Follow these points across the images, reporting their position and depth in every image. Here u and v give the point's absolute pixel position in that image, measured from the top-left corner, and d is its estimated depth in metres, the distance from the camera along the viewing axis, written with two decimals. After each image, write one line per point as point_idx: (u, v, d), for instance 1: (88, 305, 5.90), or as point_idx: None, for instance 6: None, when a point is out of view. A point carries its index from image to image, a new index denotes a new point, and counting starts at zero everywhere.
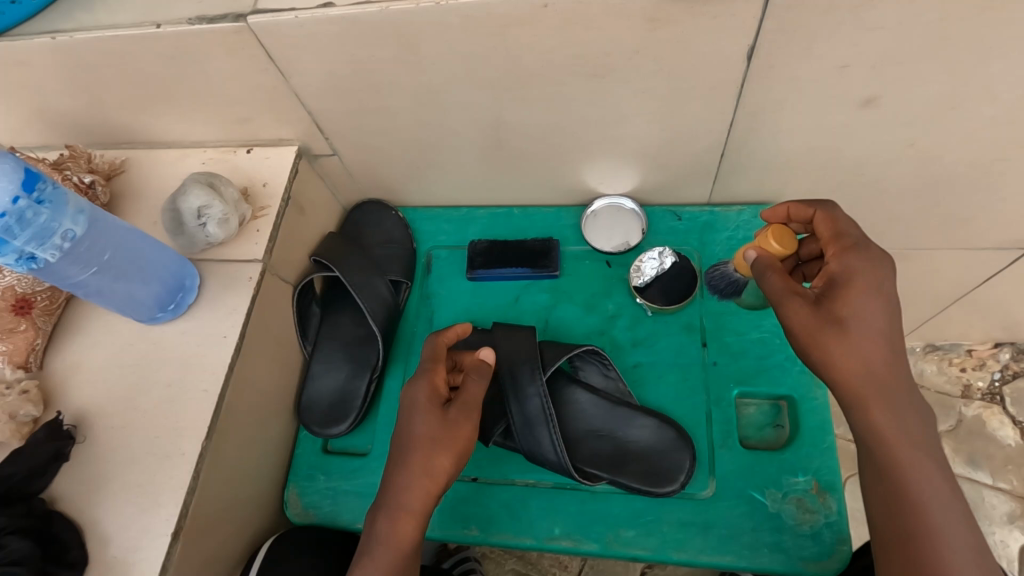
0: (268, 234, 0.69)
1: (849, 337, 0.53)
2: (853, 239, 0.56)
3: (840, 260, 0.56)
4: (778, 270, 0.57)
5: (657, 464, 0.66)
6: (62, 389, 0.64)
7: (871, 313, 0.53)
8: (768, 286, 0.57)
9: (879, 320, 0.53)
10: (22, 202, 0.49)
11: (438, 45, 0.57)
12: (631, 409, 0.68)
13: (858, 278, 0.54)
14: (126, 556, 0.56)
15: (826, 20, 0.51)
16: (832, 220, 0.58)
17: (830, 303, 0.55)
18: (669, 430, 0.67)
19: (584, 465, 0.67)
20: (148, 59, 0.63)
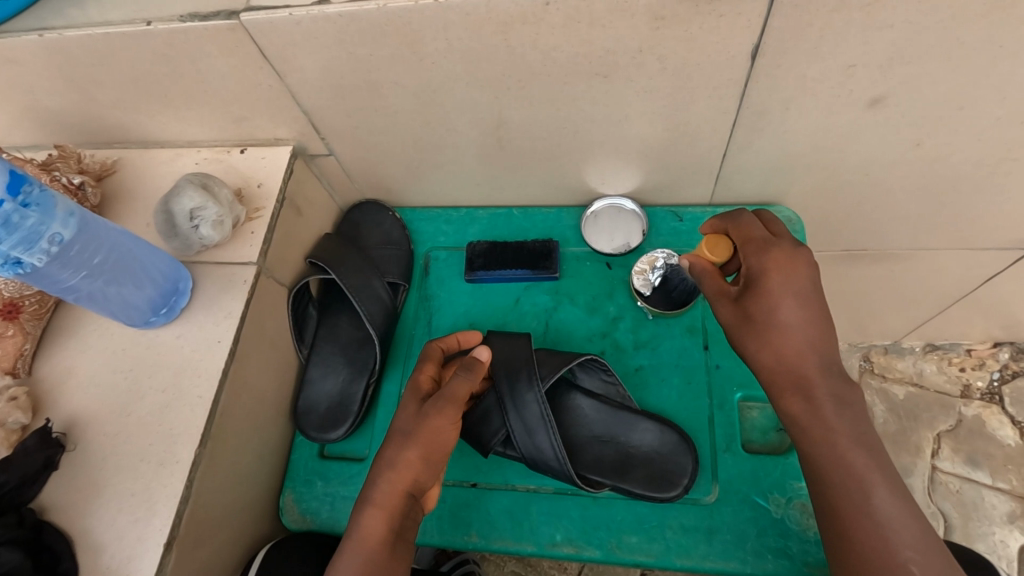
0: (264, 235, 0.67)
1: (760, 333, 0.57)
2: (760, 237, 0.59)
3: (747, 259, 0.59)
4: (708, 275, 0.61)
5: (662, 469, 0.65)
6: (53, 395, 0.62)
7: (775, 310, 0.56)
8: (704, 288, 0.62)
9: (793, 311, 0.56)
10: (8, 206, 0.47)
11: (437, 43, 0.56)
12: (634, 414, 0.67)
13: (762, 280, 0.57)
14: (120, 566, 0.55)
15: (835, 18, 0.50)
16: (743, 222, 0.61)
17: (746, 300, 0.58)
18: (672, 434, 0.66)
19: (587, 472, 0.66)
20: (140, 57, 0.61)
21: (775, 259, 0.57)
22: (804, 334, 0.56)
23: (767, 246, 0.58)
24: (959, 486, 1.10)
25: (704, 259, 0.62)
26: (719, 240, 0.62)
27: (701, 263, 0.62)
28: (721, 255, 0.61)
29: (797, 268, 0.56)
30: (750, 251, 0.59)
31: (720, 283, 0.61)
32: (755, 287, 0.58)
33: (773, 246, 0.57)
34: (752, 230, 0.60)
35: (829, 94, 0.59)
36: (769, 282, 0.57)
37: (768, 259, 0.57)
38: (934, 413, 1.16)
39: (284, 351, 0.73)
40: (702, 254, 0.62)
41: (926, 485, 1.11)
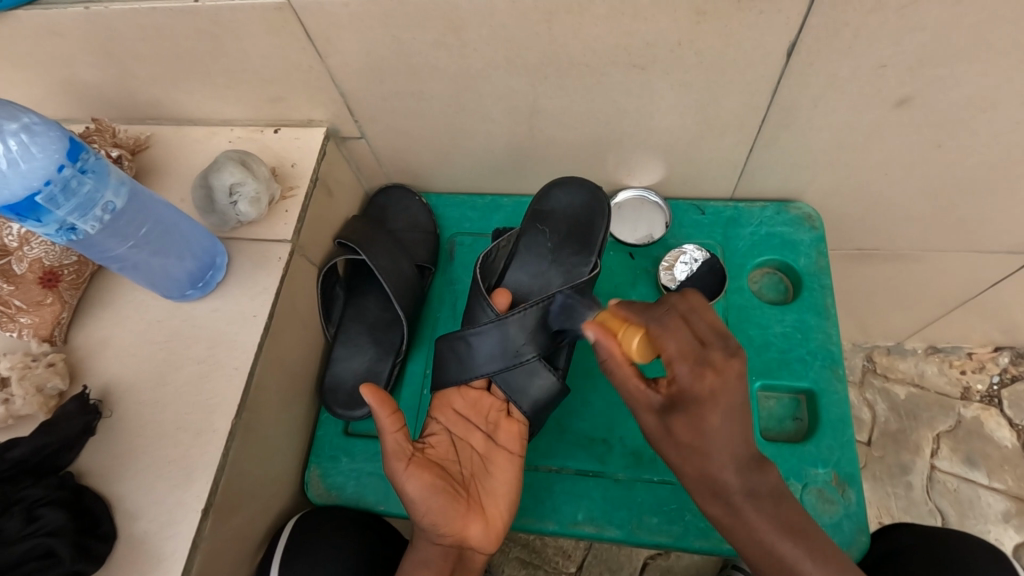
0: (298, 215, 0.69)
1: (708, 447, 0.50)
2: (673, 353, 0.51)
3: (671, 366, 0.51)
4: (617, 363, 0.54)
5: (552, 209, 0.73)
6: (89, 363, 0.63)
7: (727, 426, 0.49)
8: (610, 361, 0.54)
9: (731, 430, 0.49)
10: (67, 171, 0.48)
11: (481, 29, 0.58)
12: (519, 251, 0.74)
13: (691, 393, 0.50)
14: (157, 530, 0.56)
15: (870, 20, 0.52)
16: (666, 331, 0.51)
17: (669, 415, 0.51)
18: (555, 193, 0.73)
19: (574, 262, 0.72)
20: (184, 33, 0.62)
21: (699, 380, 0.49)
22: (732, 445, 0.50)
23: (681, 361, 0.50)
24: (957, 485, 1.11)
25: (614, 344, 0.54)
26: (645, 339, 0.52)
27: (608, 339, 0.54)
28: (639, 354, 0.53)
29: (736, 392, 0.49)
30: (672, 361, 0.51)
31: (681, 367, 0.50)
32: (671, 408, 0.51)
33: (689, 351, 0.50)
34: (668, 346, 0.51)
35: (858, 93, 0.60)
36: (696, 404, 0.49)
37: (699, 384, 0.49)
38: (934, 414, 1.16)
39: (314, 329, 0.75)
40: (616, 338, 0.54)
41: (924, 483, 1.12)
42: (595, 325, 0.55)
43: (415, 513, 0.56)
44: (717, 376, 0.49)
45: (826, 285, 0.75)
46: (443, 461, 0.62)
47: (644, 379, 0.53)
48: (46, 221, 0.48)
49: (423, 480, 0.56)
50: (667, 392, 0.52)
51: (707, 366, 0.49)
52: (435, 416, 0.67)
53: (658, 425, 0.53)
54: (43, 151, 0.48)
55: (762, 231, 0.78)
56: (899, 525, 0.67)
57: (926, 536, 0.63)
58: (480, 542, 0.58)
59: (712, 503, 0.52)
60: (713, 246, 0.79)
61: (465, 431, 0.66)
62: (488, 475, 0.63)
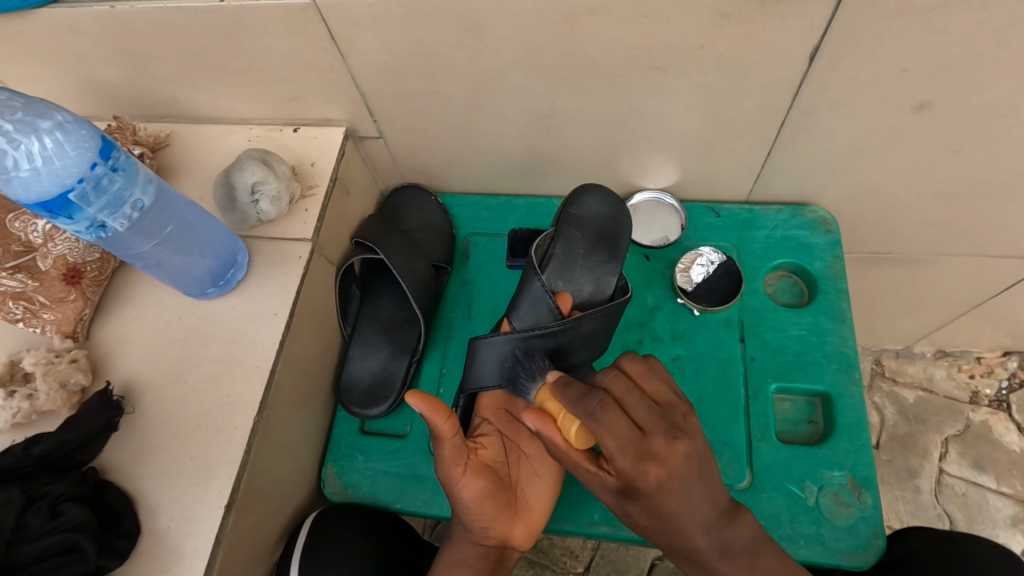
0: (317, 213, 0.69)
1: (673, 524, 0.47)
2: (612, 447, 0.45)
3: (611, 460, 0.45)
4: (559, 449, 0.49)
5: (583, 214, 0.73)
6: (110, 360, 0.64)
7: (687, 500, 0.46)
8: (552, 450, 0.50)
9: (692, 504, 0.46)
10: (99, 169, 0.49)
11: (503, 31, 0.58)
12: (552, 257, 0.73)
13: (645, 485, 0.44)
14: (179, 526, 0.56)
15: (894, 24, 0.53)
16: (601, 426, 0.45)
17: (624, 501, 0.48)
18: (588, 201, 0.73)
19: (603, 274, 0.73)
20: (208, 32, 0.63)
21: (642, 476, 0.44)
22: (706, 504, 0.47)
23: (624, 456, 0.44)
24: (965, 489, 1.11)
25: (558, 437, 0.49)
26: (585, 430, 0.47)
27: (552, 429, 0.49)
28: (580, 441, 0.48)
29: (683, 474, 0.45)
30: (614, 456, 0.45)
31: (619, 458, 0.44)
32: (627, 491, 0.47)
33: (630, 442, 0.45)
34: (605, 441, 0.45)
35: (877, 98, 0.61)
36: (653, 496, 0.45)
37: (643, 479, 0.44)
38: (942, 418, 1.17)
39: (331, 327, 0.75)
40: (560, 430, 0.48)
41: (933, 487, 1.12)
42: (530, 415, 0.49)
43: (466, 516, 0.57)
44: (661, 467, 0.44)
45: (841, 289, 0.75)
46: (492, 463, 0.63)
47: (594, 460, 0.49)
48: (77, 218, 0.49)
49: (475, 488, 0.57)
50: (618, 479, 0.47)
51: (649, 459, 0.44)
52: (484, 415, 0.68)
53: (615, 501, 0.50)
54: (76, 149, 0.48)
55: (777, 234, 0.79)
56: (912, 530, 0.66)
57: (938, 541, 0.63)
58: (521, 542, 0.60)
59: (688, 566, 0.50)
60: (729, 248, 0.79)
61: (514, 432, 0.67)
62: (533, 476, 0.64)
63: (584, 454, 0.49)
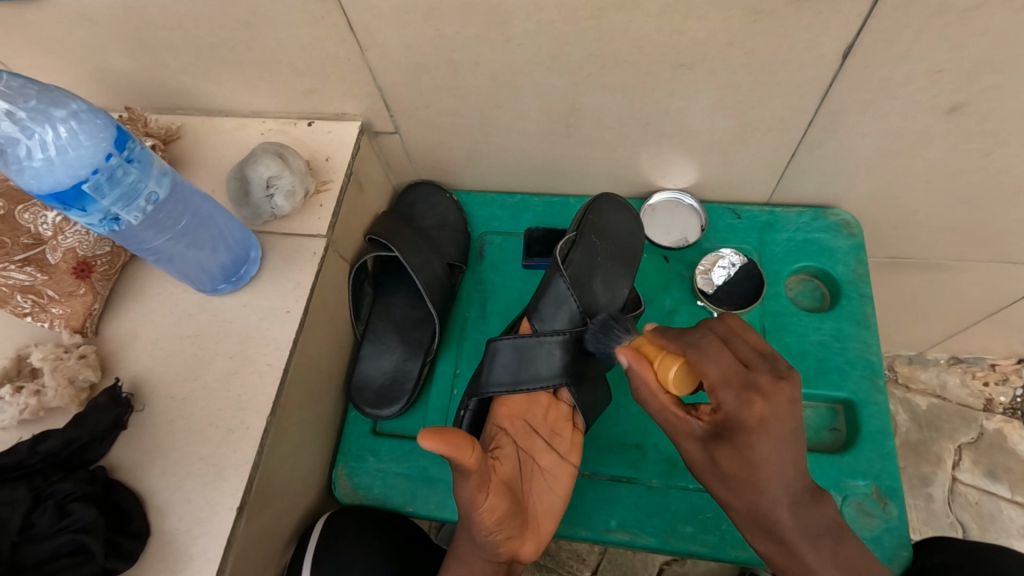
0: (332, 209, 0.68)
1: (768, 478, 0.45)
2: (716, 378, 0.46)
3: (715, 394, 0.46)
4: (648, 394, 0.50)
5: (602, 221, 0.68)
6: (118, 356, 0.62)
7: (781, 457, 0.44)
8: (647, 406, 0.52)
9: (785, 459, 0.44)
10: (114, 160, 0.48)
11: (528, 25, 0.57)
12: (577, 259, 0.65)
13: (763, 426, 0.44)
14: (188, 528, 0.55)
15: (932, 23, 0.51)
16: (706, 356, 0.46)
17: (714, 444, 0.47)
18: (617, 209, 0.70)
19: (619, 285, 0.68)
20: (224, 22, 0.61)
21: (746, 408, 0.44)
22: (786, 476, 0.45)
23: (727, 389, 0.45)
24: (979, 498, 1.09)
25: (643, 369, 0.51)
26: (683, 368, 0.48)
27: (643, 364, 0.51)
28: (680, 385, 0.49)
29: (789, 420, 0.44)
30: (720, 391, 0.46)
31: (731, 393, 0.45)
32: (717, 439, 0.47)
33: (733, 373, 0.45)
34: (708, 371, 0.46)
35: (909, 99, 0.59)
36: (749, 439, 0.44)
37: (746, 413, 0.44)
38: (956, 425, 1.15)
39: (343, 325, 0.74)
40: (651, 362, 0.50)
41: (946, 496, 1.10)
42: (624, 352, 0.52)
43: (482, 536, 0.53)
44: (766, 402, 0.44)
45: (864, 294, 0.74)
46: (508, 479, 0.60)
47: (682, 406, 0.49)
48: (90, 210, 0.47)
49: (493, 508, 0.52)
50: (711, 420, 0.48)
51: (754, 392, 0.44)
52: (499, 424, 0.66)
53: (700, 453, 0.49)
54: (91, 139, 0.47)
55: (799, 238, 0.77)
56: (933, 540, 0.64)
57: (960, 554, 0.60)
58: (530, 555, 0.57)
59: (765, 539, 0.47)
60: (749, 251, 0.78)
61: (529, 442, 0.65)
62: (545, 489, 0.62)
63: (671, 399, 0.50)
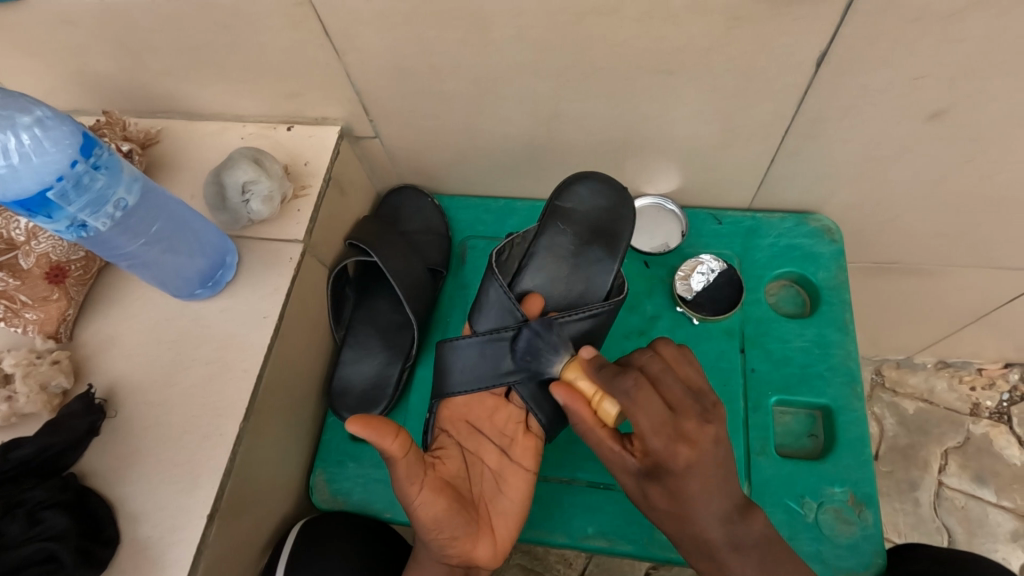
0: (311, 214, 0.68)
1: (698, 512, 0.49)
2: (645, 429, 0.48)
3: (645, 440, 0.49)
4: (586, 424, 0.54)
5: (574, 207, 0.69)
6: (94, 361, 0.62)
7: (712, 501, 0.49)
8: (580, 429, 0.56)
9: (708, 496, 0.49)
10: (80, 167, 0.47)
11: (506, 30, 0.57)
12: (541, 249, 0.69)
13: (689, 472, 0.48)
14: (161, 536, 0.54)
15: (909, 29, 0.51)
16: (636, 405, 0.48)
17: (646, 479, 0.52)
18: (599, 198, 0.69)
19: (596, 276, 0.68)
20: (202, 26, 0.61)
21: (673, 456, 0.48)
22: (712, 505, 0.49)
23: (660, 435, 0.48)
24: (965, 503, 1.09)
25: (582, 406, 0.54)
26: (606, 396, 0.52)
27: (581, 403, 0.54)
28: (609, 415, 0.52)
29: (711, 458, 0.49)
30: (651, 437, 0.48)
31: (661, 436, 0.48)
32: (649, 475, 0.51)
33: (673, 426, 0.48)
34: (641, 421, 0.48)
35: (887, 106, 0.59)
36: (677, 479, 0.49)
37: (676, 459, 0.48)
38: (944, 429, 1.15)
39: (323, 330, 0.73)
40: (597, 397, 0.53)
41: (932, 500, 1.10)
42: (559, 387, 0.55)
43: (425, 536, 0.53)
44: (692, 448, 0.48)
45: (846, 300, 0.74)
46: (450, 478, 0.60)
47: (618, 440, 0.54)
48: (56, 217, 0.47)
49: (431, 504, 0.52)
50: (643, 460, 0.52)
51: (682, 440, 0.48)
52: (443, 427, 0.67)
53: (635, 485, 0.53)
54: (56, 145, 0.47)
55: (781, 244, 0.77)
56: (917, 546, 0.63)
57: (944, 563, 0.60)
58: (486, 560, 0.56)
59: (761, 517, 0.51)
60: (731, 256, 0.78)
61: (477, 444, 0.65)
62: (498, 494, 0.61)
63: (606, 429, 0.54)
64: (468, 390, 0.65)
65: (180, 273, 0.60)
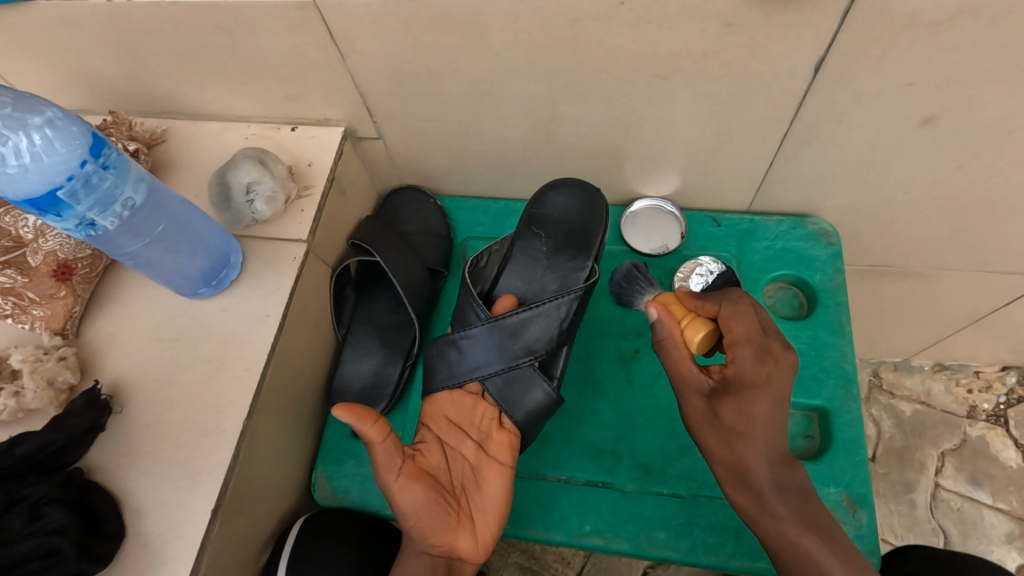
0: (313, 214, 0.69)
1: (764, 435, 0.52)
2: (739, 335, 0.54)
3: (732, 349, 0.54)
4: (676, 350, 0.56)
5: (550, 210, 0.72)
6: (98, 358, 0.63)
7: (771, 418, 0.52)
8: (668, 356, 0.57)
9: (773, 432, 0.52)
10: (89, 166, 0.48)
11: (506, 34, 0.57)
12: (516, 253, 0.72)
13: (764, 389, 0.52)
14: (163, 530, 0.55)
15: (902, 37, 0.52)
16: (736, 314, 0.55)
17: (719, 398, 0.54)
18: (575, 199, 0.71)
19: (572, 274, 0.71)
20: (207, 28, 0.62)
21: (759, 366, 0.52)
22: (771, 445, 0.52)
23: (787, 356, 0.53)
24: (961, 505, 1.09)
25: (675, 331, 0.57)
26: (709, 331, 0.56)
27: (670, 318, 0.57)
28: (695, 341, 0.56)
29: (785, 389, 0.52)
30: (762, 346, 0.53)
31: (758, 332, 0.54)
32: (723, 390, 0.54)
33: (765, 349, 0.53)
34: (736, 328, 0.54)
35: (882, 112, 0.60)
36: (752, 393, 0.52)
37: (757, 369, 0.52)
38: (940, 432, 1.16)
39: (324, 329, 0.74)
40: (680, 328, 0.56)
41: (928, 502, 1.11)
42: (654, 305, 0.59)
43: (404, 524, 0.55)
44: (776, 365, 0.52)
45: (842, 302, 0.75)
46: (432, 471, 0.60)
47: (696, 363, 0.56)
48: (66, 216, 0.48)
49: (410, 494, 0.54)
50: (720, 377, 0.55)
51: (767, 355, 0.53)
52: (425, 422, 0.66)
53: (704, 410, 0.55)
54: (66, 145, 0.47)
55: (778, 246, 0.78)
56: (911, 548, 0.65)
57: (936, 563, 0.61)
58: (469, 552, 0.57)
59: (734, 488, 0.54)
60: (729, 259, 0.79)
61: (457, 440, 0.65)
62: (478, 489, 0.61)
63: (695, 362, 0.56)
64: (453, 383, 0.66)
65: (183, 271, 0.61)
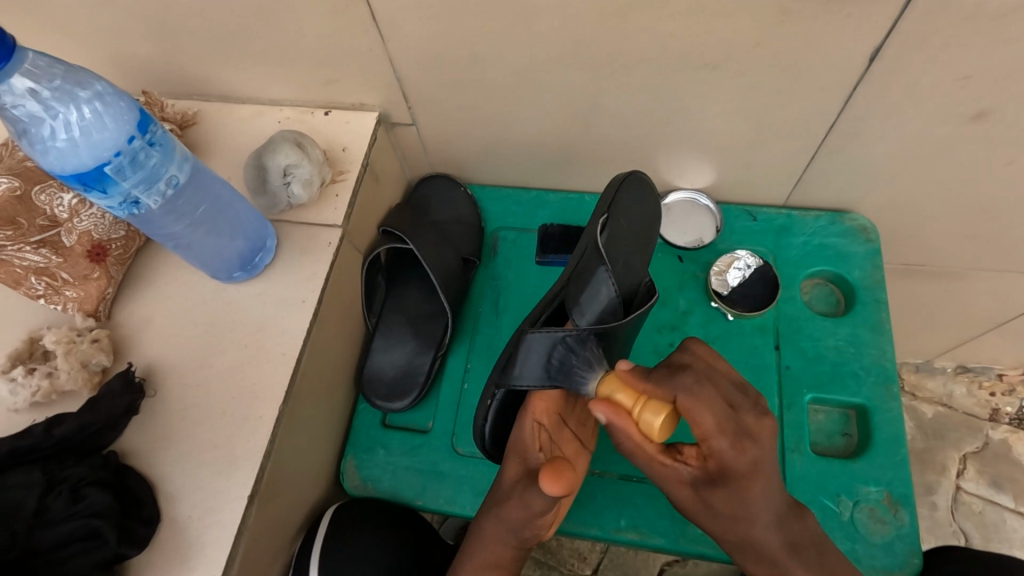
0: (348, 200, 0.67)
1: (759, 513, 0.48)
2: (710, 428, 0.47)
3: (708, 442, 0.48)
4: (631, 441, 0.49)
5: (627, 203, 0.62)
6: (131, 341, 0.62)
7: (758, 504, 0.48)
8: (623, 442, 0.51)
9: (770, 496, 0.48)
10: (136, 143, 0.47)
11: (553, 20, 0.56)
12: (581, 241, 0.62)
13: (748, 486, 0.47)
14: (199, 517, 0.54)
15: (963, 28, 0.50)
16: (699, 406, 0.47)
17: (706, 487, 0.49)
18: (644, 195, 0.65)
19: None
20: (247, 9, 0.61)
21: (740, 455, 0.47)
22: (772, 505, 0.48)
23: (728, 428, 0.47)
24: (982, 508, 1.09)
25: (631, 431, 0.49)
26: (670, 421, 0.47)
27: (623, 419, 0.49)
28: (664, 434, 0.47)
29: (772, 454, 0.48)
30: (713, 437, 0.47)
31: (726, 411, 0.47)
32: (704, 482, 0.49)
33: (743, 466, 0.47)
34: (705, 422, 0.47)
35: (934, 106, 0.59)
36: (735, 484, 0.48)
37: (740, 460, 0.47)
38: (961, 434, 1.15)
39: (355, 317, 0.74)
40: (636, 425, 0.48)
41: (949, 504, 1.10)
42: (602, 407, 0.50)
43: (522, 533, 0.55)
44: (754, 445, 0.47)
45: (881, 300, 0.73)
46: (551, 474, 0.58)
47: (667, 453, 0.51)
48: (110, 192, 0.47)
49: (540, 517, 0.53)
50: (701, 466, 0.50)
51: (744, 438, 0.47)
52: (537, 418, 0.59)
53: (691, 496, 0.51)
54: (115, 121, 0.47)
55: (814, 241, 0.77)
56: (949, 549, 0.64)
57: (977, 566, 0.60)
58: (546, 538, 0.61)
59: None
60: (765, 253, 0.77)
61: (561, 431, 0.61)
62: None
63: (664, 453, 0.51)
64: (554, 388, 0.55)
65: (220, 254, 0.60)
